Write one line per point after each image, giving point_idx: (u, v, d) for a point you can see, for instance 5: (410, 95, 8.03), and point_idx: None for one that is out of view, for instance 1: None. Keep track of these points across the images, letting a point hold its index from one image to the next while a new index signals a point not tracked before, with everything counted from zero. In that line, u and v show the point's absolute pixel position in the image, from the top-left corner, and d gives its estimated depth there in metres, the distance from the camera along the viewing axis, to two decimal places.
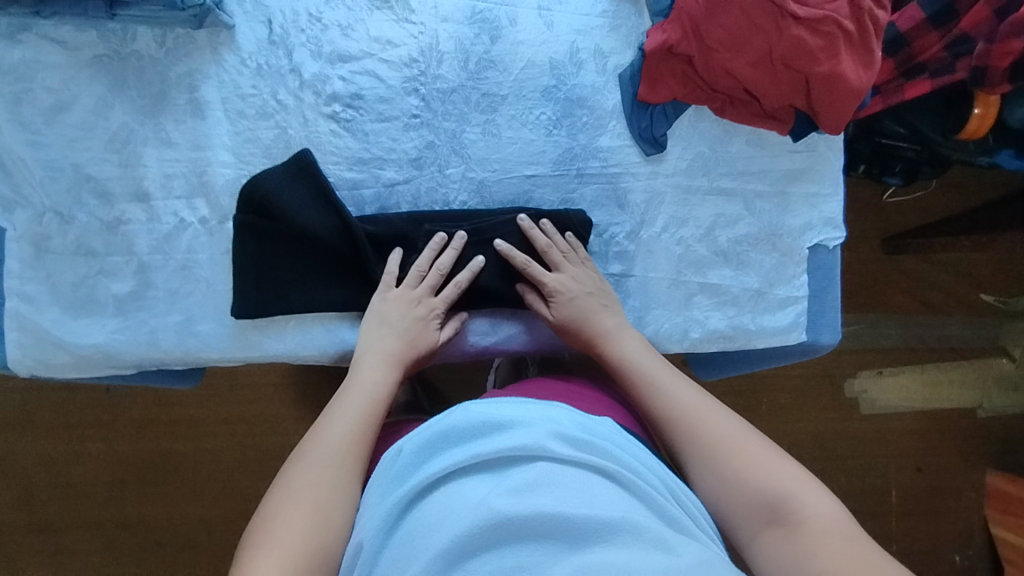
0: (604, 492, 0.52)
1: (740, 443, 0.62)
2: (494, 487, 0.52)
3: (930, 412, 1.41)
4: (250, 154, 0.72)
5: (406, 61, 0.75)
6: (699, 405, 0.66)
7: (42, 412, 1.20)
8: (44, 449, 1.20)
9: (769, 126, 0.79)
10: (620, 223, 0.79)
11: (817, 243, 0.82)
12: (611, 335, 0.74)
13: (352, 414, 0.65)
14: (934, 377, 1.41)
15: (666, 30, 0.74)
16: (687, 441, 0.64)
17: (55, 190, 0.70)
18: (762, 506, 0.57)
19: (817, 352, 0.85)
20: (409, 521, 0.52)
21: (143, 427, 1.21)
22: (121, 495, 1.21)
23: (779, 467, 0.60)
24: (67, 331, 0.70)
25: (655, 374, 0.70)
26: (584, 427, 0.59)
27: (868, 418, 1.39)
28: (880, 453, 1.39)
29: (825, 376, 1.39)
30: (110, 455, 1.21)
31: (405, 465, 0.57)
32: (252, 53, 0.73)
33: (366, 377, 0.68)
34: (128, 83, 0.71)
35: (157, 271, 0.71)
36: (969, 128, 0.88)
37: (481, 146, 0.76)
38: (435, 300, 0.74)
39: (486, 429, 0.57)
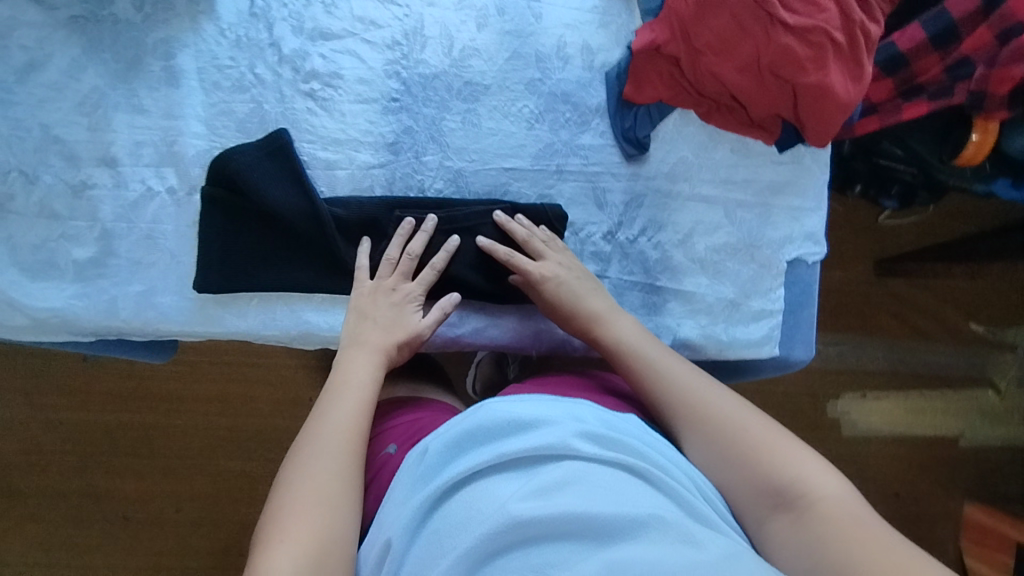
0: (633, 488, 0.51)
1: (744, 428, 0.61)
2: (521, 487, 0.51)
3: (911, 439, 1.39)
4: (223, 127, 0.71)
5: (389, 43, 0.74)
6: (701, 386, 0.65)
7: (12, 376, 1.18)
8: (13, 416, 1.19)
9: (754, 135, 0.78)
10: (597, 223, 0.78)
11: (796, 257, 0.81)
12: (604, 318, 0.72)
13: (353, 400, 0.64)
14: (918, 404, 1.40)
15: (654, 29, 0.72)
16: (689, 425, 0.63)
17: (21, 149, 0.68)
18: (769, 491, 0.56)
19: (790, 368, 0.84)
20: (437, 521, 0.51)
21: (115, 399, 1.20)
22: (88, 467, 1.20)
23: (787, 449, 0.58)
24: (26, 293, 0.68)
25: (653, 356, 0.68)
26: (608, 424, 0.58)
27: (849, 441, 1.38)
28: (859, 477, 1.38)
29: (809, 396, 1.37)
30: (78, 425, 1.20)
31: (431, 465, 0.56)
32: (232, 25, 0.71)
33: (361, 362, 0.67)
34: (103, 45, 0.69)
35: (120, 239, 0.70)
36: (966, 154, 0.83)
37: (460, 135, 0.75)
38: (413, 285, 0.72)
39: (512, 428, 0.55)
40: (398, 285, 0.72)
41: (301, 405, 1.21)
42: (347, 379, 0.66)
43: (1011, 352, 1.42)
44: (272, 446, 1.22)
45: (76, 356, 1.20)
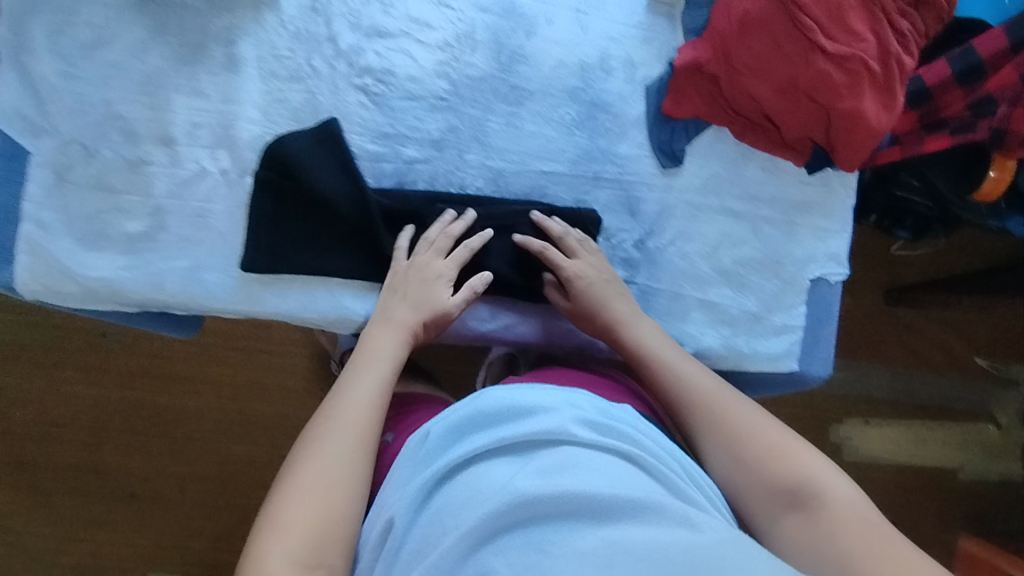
0: (627, 473, 0.54)
1: (766, 436, 0.65)
2: (522, 468, 0.53)
3: (910, 468, 1.41)
4: (277, 115, 0.74)
5: (441, 45, 0.77)
6: (719, 392, 0.69)
7: (35, 346, 1.20)
8: (31, 386, 1.20)
9: (786, 155, 0.81)
10: (629, 230, 0.81)
11: (819, 276, 0.83)
12: (628, 321, 0.74)
13: (372, 382, 0.68)
14: (920, 434, 1.42)
15: (697, 48, 0.75)
16: (708, 427, 0.67)
17: (83, 123, 0.71)
18: (782, 492, 0.61)
19: (807, 385, 0.86)
20: (441, 500, 0.54)
21: (132, 376, 1.22)
22: (101, 442, 1.22)
23: (801, 455, 0.63)
24: (77, 262, 0.71)
25: (675, 360, 0.72)
26: (605, 412, 0.62)
27: (849, 466, 1.39)
28: None
29: (812, 418, 1.39)
30: (95, 398, 1.22)
31: (433, 447, 0.59)
32: (292, 18, 0.74)
33: (386, 344, 0.71)
34: (167, 29, 0.72)
35: (171, 216, 0.73)
36: (982, 190, 0.84)
37: (502, 137, 0.78)
38: (445, 263, 0.74)
39: (511, 414, 0.59)
40: (431, 264, 0.74)
41: (316, 394, 1.23)
42: (372, 358, 0.70)
43: (1014, 388, 1.44)
44: (285, 432, 1.24)
45: (96, 330, 1.21)
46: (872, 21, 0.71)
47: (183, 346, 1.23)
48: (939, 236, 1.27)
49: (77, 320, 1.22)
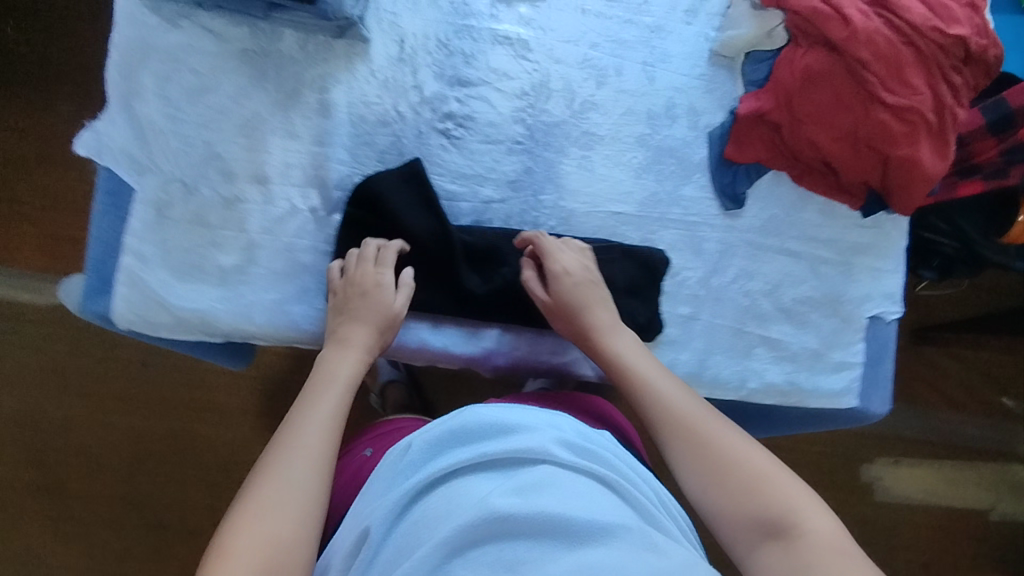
0: (602, 497, 0.53)
1: (746, 457, 0.62)
2: (501, 484, 0.53)
3: (941, 508, 1.41)
4: (365, 156, 0.78)
5: (518, 93, 0.81)
6: (695, 411, 0.66)
7: (80, 374, 1.21)
8: (74, 414, 1.21)
9: (841, 199, 0.85)
10: (693, 269, 0.84)
11: (875, 314, 0.87)
12: (604, 331, 0.74)
13: (330, 404, 0.67)
14: (949, 474, 1.43)
15: (760, 98, 0.80)
16: (684, 446, 0.64)
17: (184, 162, 0.75)
18: (760, 521, 0.57)
19: (865, 421, 0.88)
20: (418, 512, 0.52)
21: (173, 406, 1.23)
22: (141, 472, 1.22)
23: (777, 478, 0.59)
24: (172, 293, 0.74)
25: (653, 376, 0.70)
26: (584, 436, 0.62)
27: (880, 505, 1.39)
28: (890, 542, 1.39)
29: (843, 457, 1.39)
30: (137, 429, 1.22)
31: (414, 460, 0.58)
32: (382, 67, 0.79)
33: (341, 363, 0.70)
34: (267, 76, 0.76)
35: (263, 250, 0.76)
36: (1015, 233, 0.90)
37: (574, 179, 0.82)
38: (376, 269, 0.74)
39: (494, 431, 0.59)
40: (365, 275, 0.73)
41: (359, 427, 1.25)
42: (330, 380, 0.69)
43: None
44: None
45: (140, 360, 1.22)
46: (929, 77, 0.75)
47: (226, 377, 1.24)
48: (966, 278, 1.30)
49: (122, 350, 1.23)
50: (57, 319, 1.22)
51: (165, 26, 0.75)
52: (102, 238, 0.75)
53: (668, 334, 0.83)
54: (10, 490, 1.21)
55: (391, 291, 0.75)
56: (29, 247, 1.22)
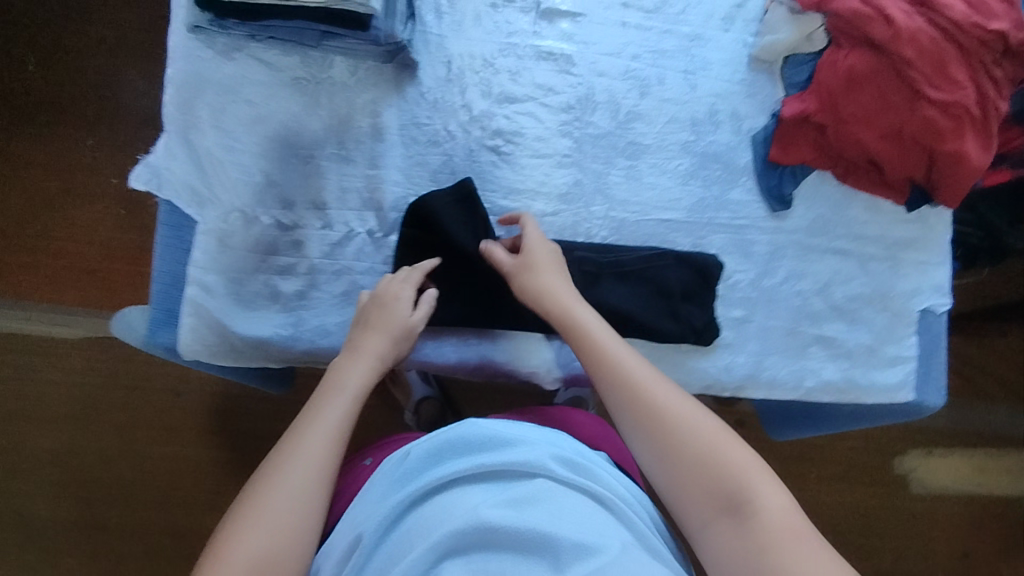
0: (595, 515, 0.53)
1: (695, 430, 0.60)
2: (495, 496, 0.53)
3: (978, 497, 1.40)
4: (418, 176, 0.80)
5: (564, 106, 0.83)
6: (653, 382, 0.64)
7: (113, 407, 1.20)
8: (108, 446, 1.20)
9: (884, 194, 0.86)
10: (744, 271, 0.85)
11: (926, 307, 0.87)
12: (566, 302, 0.71)
13: (337, 414, 0.65)
14: (983, 462, 1.41)
15: (805, 100, 0.81)
16: (640, 419, 0.62)
17: (245, 192, 0.76)
18: (715, 498, 0.57)
19: (920, 414, 0.89)
20: (410, 521, 0.53)
21: (208, 434, 1.21)
22: (179, 503, 1.20)
23: (727, 451, 0.59)
24: (237, 321, 0.75)
25: (608, 345, 0.67)
26: (580, 453, 0.62)
27: (916, 497, 1.38)
28: (927, 534, 1.38)
29: (877, 451, 1.38)
30: (175, 458, 1.20)
31: (412, 468, 0.58)
32: (430, 89, 0.80)
33: (354, 374, 0.68)
34: (321, 103, 0.78)
35: (323, 274, 0.78)
36: None
37: (623, 189, 0.83)
38: (400, 284, 0.73)
39: (494, 443, 0.58)
40: (387, 293, 0.72)
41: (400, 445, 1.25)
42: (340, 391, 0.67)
43: None
44: None
45: (174, 390, 1.21)
46: (971, 71, 0.76)
47: (259, 402, 1.22)
48: (993, 265, 1.30)
49: (154, 380, 1.21)
50: (91, 351, 1.20)
51: (218, 59, 0.76)
52: (167, 271, 0.76)
53: (724, 338, 0.84)
54: (50, 526, 1.19)
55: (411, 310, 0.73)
56: (62, 282, 1.21)
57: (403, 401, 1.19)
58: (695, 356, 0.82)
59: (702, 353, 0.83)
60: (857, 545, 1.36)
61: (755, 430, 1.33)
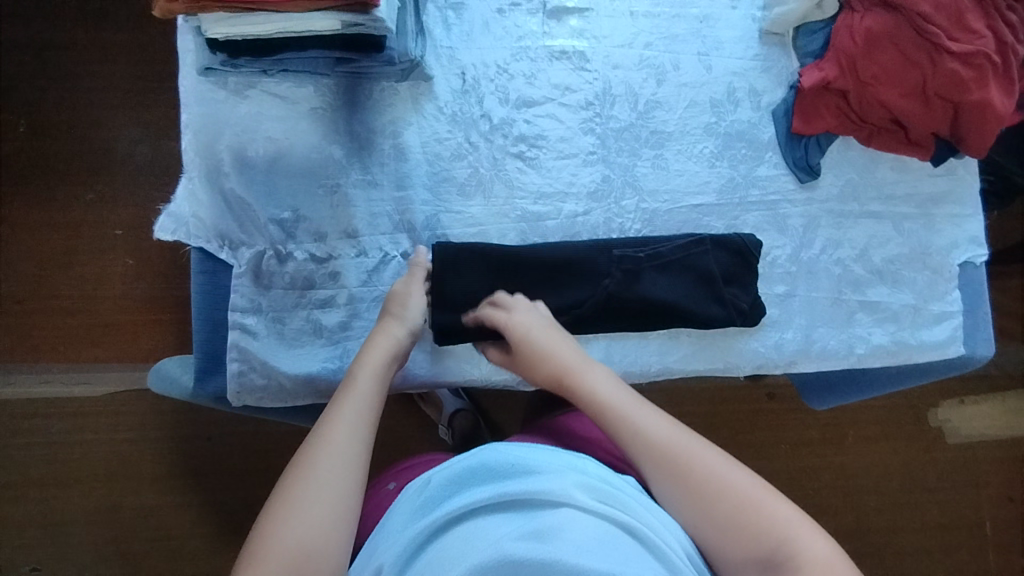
0: (624, 548, 0.50)
1: (726, 482, 0.57)
2: (517, 527, 0.50)
3: (1016, 440, 1.37)
4: (446, 192, 0.79)
5: (583, 104, 0.82)
6: (674, 439, 0.60)
7: (145, 459, 1.17)
8: (142, 500, 1.16)
9: (914, 153, 0.84)
10: (782, 246, 0.84)
11: (965, 260, 0.87)
12: (576, 370, 0.68)
13: (359, 405, 0.63)
14: (1017, 405, 1.38)
15: (823, 68, 0.80)
16: (668, 480, 0.59)
17: (275, 230, 0.75)
18: (758, 554, 0.54)
19: (970, 366, 0.88)
20: (433, 552, 0.50)
21: (244, 475, 1.17)
22: (222, 549, 1.16)
23: (762, 500, 0.56)
24: (282, 360, 0.73)
25: (626, 409, 0.64)
26: (607, 479, 0.58)
27: (955, 448, 1.35)
28: (969, 483, 1.35)
29: (909, 405, 1.35)
30: (211, 506, 1.17)
31: (434, 495, 0.56)
32: (447, 102, 0.80)
33: (373, 356, 0.67)
34: (341, 129, 0.77)
35: (364, 303, 0.76)
36: None
37: (652, 179, 0.82)
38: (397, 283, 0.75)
39: (515, 471, 0.56)
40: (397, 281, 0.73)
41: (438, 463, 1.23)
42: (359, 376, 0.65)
43: None
44: None
45: (204, 434, 1.18)
46: (987, 20, 0.76)
47: (289, 436, 1.18)
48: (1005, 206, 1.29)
49: (183, 427, 1.18)
50: (119, 407, 1.17)
51: (233, 98, 0.75)
52: (206, 318, 0.75)
53: (770, 316, 0.83)
54: None
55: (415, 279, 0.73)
56: (82, 340, 1.19)
57: (434, 415, 1.16)
58: (744, 337, 0.81)
59: (749, 333, 0.82)
60: (901, 505, 1.33)
61: (787, 401, 1.31)
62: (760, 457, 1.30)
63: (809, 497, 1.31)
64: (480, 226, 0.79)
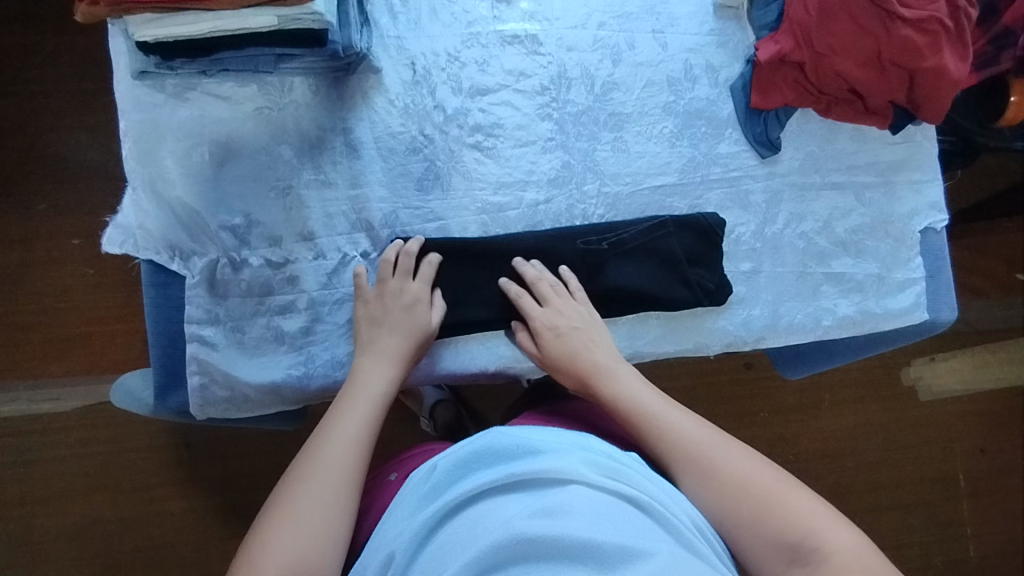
0: (634, 521, 0.49)
1: (756, 481, 0.58)
2: (527, 505, 0.49)
3: (985, 394, 1.40)
4: (403, 188, 0.77)
5: (539, 89, 0.81)
6: (703, 434, 0.62)
7: (120, 473, 1.14)
8: (119, 513, 1.14)
9: (870, 121, 0.84)
10: (745, 223, 0.83)
11: (926, 226, 0.87)
12: (604, 371, 0.70)
13: (364, 410, 0.64)
14: (984, 359, 1.41)
15: (778, 41, 0.80)
16: (695, 477, 0.60)
17: (227, 237, 0.73)
18: (780, 545, 0.55)
19: (936, 330, 0.89)
20: (443, 537, 0.50)
21: (223, 480, 1.16)
22: (204, 558, 1.15)
23: (793, 497, 0.57)
24: (244, 370, 0.71)
25: (658, 408, 0.65)
26: (614, 457, 0.57)
27: (927, 405, 1.38)
28: (941, 438, 1.38)
29: (882, 366, 1.37)
30: (193, 514, 1.15)
31: (441, 480, 0.55)
32: (399, 94, 0.77)
33: (378, 373, 0.68)
34: (289, 129, 0.74)
35: (325, 306, 0.74)
36: (1008, 115, 0.97)
37: (612, 162, 0.81)
38: (415, 284, 0.73)
39: (520, 452, 0.55)
40: (403, 289, 0.72)
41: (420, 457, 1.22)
42: (358, 391, 0.66)
43: None
44: None
45: (181, 442, 1.15)
46: None
47: (267, 438, 1.16)
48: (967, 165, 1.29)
49: (155, 439, 1.15)
50: (88, 420, 1.14)
51: (173, 102, 0.72)
52: (162, 332, 0.72)
53: (737, 294, 0.82)
54: None
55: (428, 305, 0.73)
56: (46, 356, 1.15)
57: (415, 409, 1.16)
58: (712, 316, 0.81)
59: (717, 312, 0.81)
60: (877, 464, 1.36)
61: (763, 371, 1.33)
62: (740, 426, 1.32)
63: (792, 462, 1.33)
64: (440, 220, 0.77)
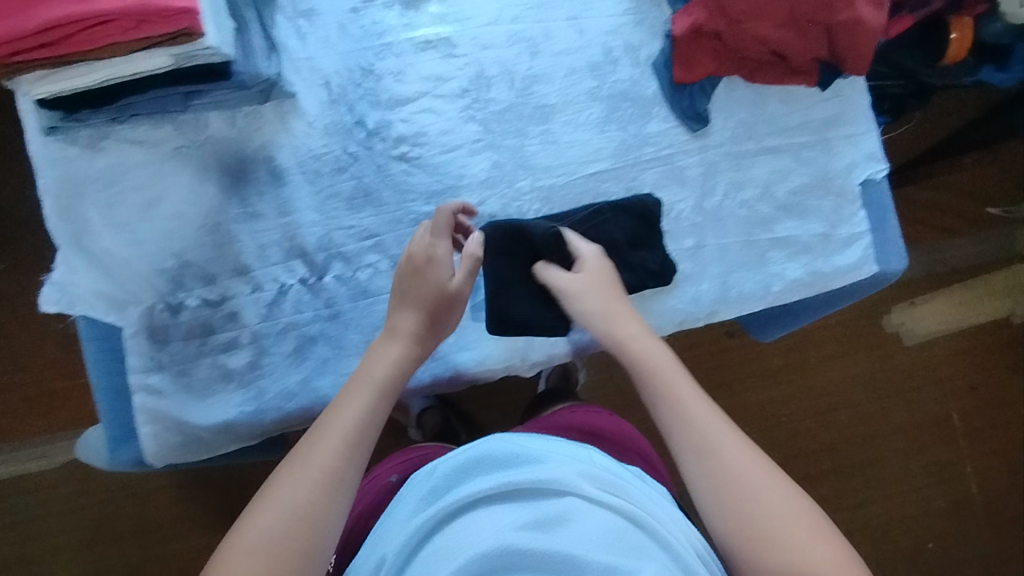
0: (630, 542, 0.48)
1: (780, 509, 0.54)
2: (522, 516, 0.48)
3: (966, 331, 1.40)
4: (335, 209, 0.76)
5: (459, 92, 0.80)
6: (732, 446, 0.58)
7: (113, 522, 1.14)
8: (117, 561, 1.14)
9: (797, 81, 0.84)
10: (684, 199, 0.83)
11: (866, 177, 0.87)
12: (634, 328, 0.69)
13: (360, 408, 0.58)
14: (964, 296, 1.41)
15: (692, 13, 0.79)
16: (715, 489, 0.56)
17: (161, 283, 0.72)
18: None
19: (890, 281, 0.89)
20: (433, 544, 0.48)
21: (216, 514, 1.15)
22: None
23: (816, 538, 0.52)
24: (195, 412, 0.71)
25: (682, 398, 0.61)
26: (613, 470, 0.57)
27: (910, 350, 1.38)
28: (928, 381, 1.38)
29: (863, 316, 1.37)
30: (192, 554, 1.15)
31: (439, 485, 0.55)
32: (317, 116, 0.77)
33: (386, 359, 0.63)
34: (210, 167, 0.74)
35: (269, 339, 0.73)
36: (952, 53, 0.98)
37: (543, 156, 0.81)
38: (437, 240, 0.67)
39: (520, 460, 0.54)
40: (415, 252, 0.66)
41: None
42: (364, 381, 0.61)
43: None
44: None
45: (171, 483, 1.15)
46: None
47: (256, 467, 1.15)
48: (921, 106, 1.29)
49: (145, 483, 1.15)
50: (75, 474, 1.14)
51: (87, 154, 0.71)
52: (109, 384, 0.72)
53: (683, 271, 0.82)
54: None
55: (446, 269, 0.66)
56: (23, 417, 1.14)
57: (402, 420, 1.15)
58: (661, 297, 0.81)
59: (665, 291, 0.81)
60: (870, 414, 1.36)
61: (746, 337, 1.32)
62: (729, 395, 1.32)
63: (784, 423, 1.33)
64: (375, 237, 0.77)
